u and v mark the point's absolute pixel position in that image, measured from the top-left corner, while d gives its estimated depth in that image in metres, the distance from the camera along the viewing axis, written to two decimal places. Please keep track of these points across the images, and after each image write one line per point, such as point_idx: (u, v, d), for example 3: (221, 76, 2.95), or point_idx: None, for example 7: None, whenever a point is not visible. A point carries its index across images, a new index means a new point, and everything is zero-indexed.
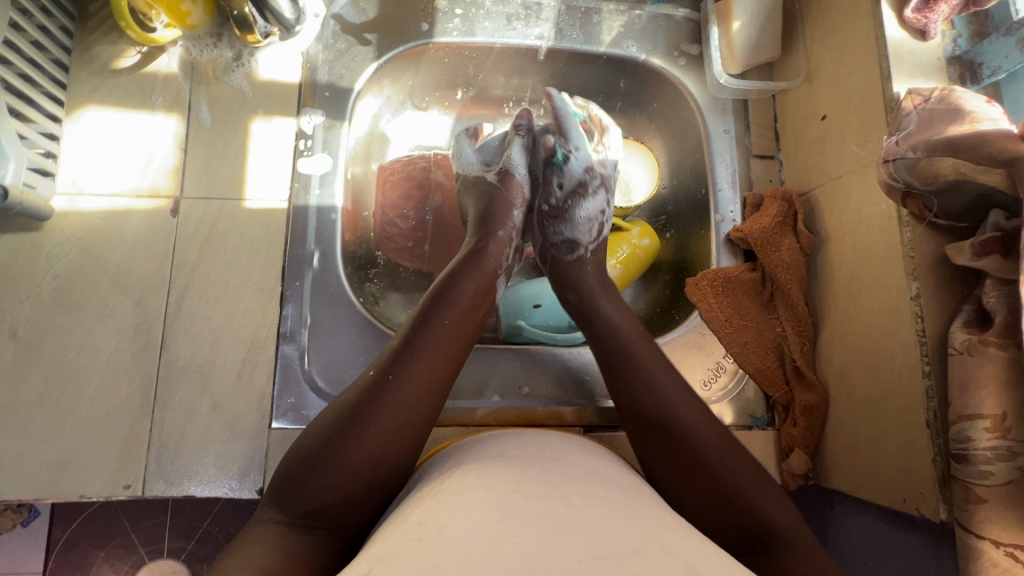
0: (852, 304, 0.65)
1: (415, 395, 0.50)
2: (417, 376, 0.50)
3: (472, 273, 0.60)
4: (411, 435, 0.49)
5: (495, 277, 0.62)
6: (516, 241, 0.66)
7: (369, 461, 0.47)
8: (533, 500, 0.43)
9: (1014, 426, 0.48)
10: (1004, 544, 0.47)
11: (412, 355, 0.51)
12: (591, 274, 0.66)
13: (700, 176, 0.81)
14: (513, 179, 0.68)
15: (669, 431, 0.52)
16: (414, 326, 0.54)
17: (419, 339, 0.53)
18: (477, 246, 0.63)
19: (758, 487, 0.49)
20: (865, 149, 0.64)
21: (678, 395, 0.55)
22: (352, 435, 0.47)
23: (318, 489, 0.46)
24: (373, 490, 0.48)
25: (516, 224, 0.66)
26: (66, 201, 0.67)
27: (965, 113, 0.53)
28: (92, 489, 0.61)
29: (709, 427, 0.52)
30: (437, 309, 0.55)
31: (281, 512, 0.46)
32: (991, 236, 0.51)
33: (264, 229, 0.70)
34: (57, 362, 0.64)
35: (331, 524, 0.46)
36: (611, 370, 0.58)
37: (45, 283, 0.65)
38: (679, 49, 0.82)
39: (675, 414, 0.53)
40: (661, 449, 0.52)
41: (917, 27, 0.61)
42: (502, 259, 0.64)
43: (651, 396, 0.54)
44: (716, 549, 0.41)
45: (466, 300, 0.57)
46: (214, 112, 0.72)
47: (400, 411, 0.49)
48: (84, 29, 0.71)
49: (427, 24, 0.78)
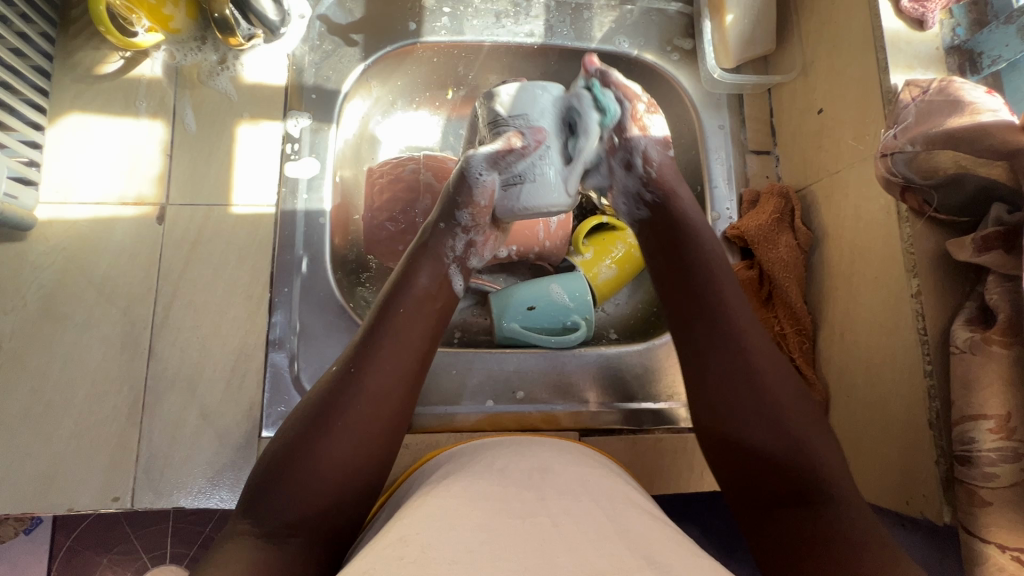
0: (852, 301, 0.64)
1: (380, 393, 0.49)
2: (379, 373, 0.49)
3: (429, 260, 0.57)
4: (383, 432, 0.49)
5: (450, 263, 0.59)
6: (472, 232, 0.60)
7: (341, 462, 0.46)
8: (519, 516, 0.42)
9: (1019, 427, 0.46)
10: (1011, 549, 0.46)
11: (373, 351, 0.50)
12: (680, 185, 0.61)
13: (696, 174, 0.79)
14: (469, 177, 0.58)
15: (738, 365, 0.51)
16: (373, 319, 0.52)
17: (377, 335, 0.51)
18: (428, 233, 0.59)
19: (825, 442, 0.48)
20: (862, 143, 0.62)
21: (746, 321, 0.53)
22: (319, 438, 0.46)
23: (290, 497, 0.45)
24: (350, 494, 0.47)
25: (476, 220, 0.60)
26: (50, 210, 0.66)
27: (964, 104, 0.52)
28: (80, 503, 0.60)
29: (776, 369, 0.51)
30: (393, 302, 0.53)
31: (253, 524, 0.44)
32: (993, 231, 0.50)
33: (251, 234, 0.69)
34: (43, 375, 0.63)
35: (308, 530, 0.45)
36: (689, 310, 0.55)
37: (30, 294, 0.64)
38: (672, 44, 0.80)
39: (760, 366, 0.51)
40: (727, 384, 0.51)
41: (914, 16, 0.60)
42: (455, 249, 0.59)
43: (738, 350, 0.52)
44: (707, 559, 0.40)
45: (423, 289, 0.55)
46: (200, 117, 0.70)
47: (366, 405, 0.48)
48: (67, 36, 0.70)
49: (415, 23, 0.77)
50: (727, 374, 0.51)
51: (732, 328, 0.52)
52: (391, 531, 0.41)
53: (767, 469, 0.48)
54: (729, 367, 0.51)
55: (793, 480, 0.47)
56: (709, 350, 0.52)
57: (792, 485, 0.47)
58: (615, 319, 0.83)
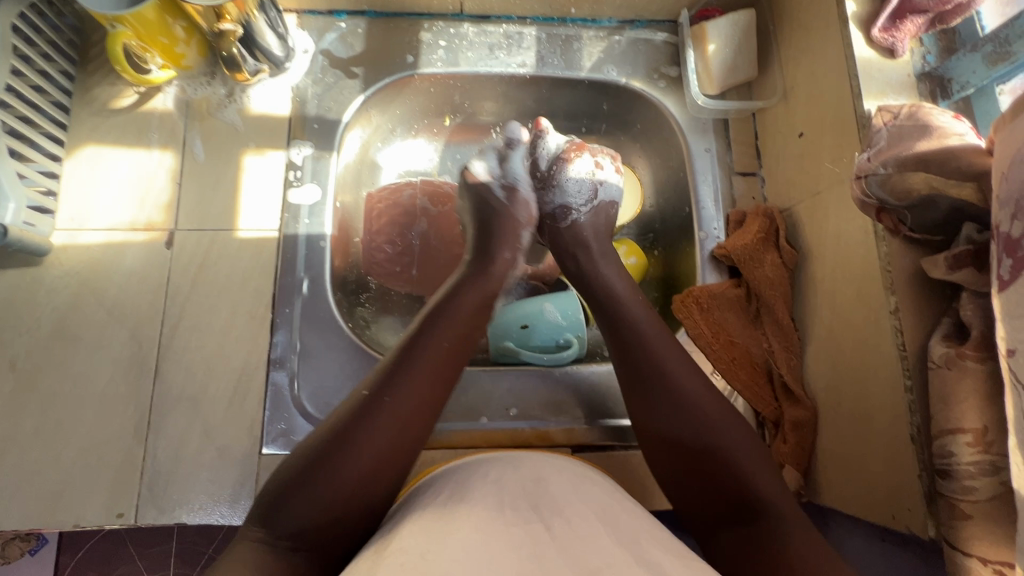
0: (835, 319, 0.65)
1: (411, 414, 0.52)
2: (411, 398, 0.52)
3: (473, 288, 0.61)
4: (406, 452, 0.51)
5: (496, 292, 0.63)
6: (519, 260, 0.67)
7: (358, 478, 0.48)
8: (508, 526, 0.44)
9: (996, 440, 0.47)
10: (992, 561, 0.47)
11: (405, 376, 0.52)
12: (599, 234, 0.70)
13: (684, 195, 0.82)
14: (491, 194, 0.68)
15: (675, 402, 0.55)
16: (405, 347, 0.55)
17: (411, 360, 0.54)
18: (478, 257, 0.65)
19: (761, 473, 0.51)
20: (840, 166, 0.65)
21: (678, 364, 0.58)
22: (343, 455, 0.48)
23: (306, 505, 0.47)
24: (364, 505, 0.49)
25: (524, 245, 0.68)
26: (65, 236, 0.69)
27: (934, 128, 0.53)
28: (86, 519, 0.62)
29: (710, 399, 0.55)
30: (431, 327, 0.56)
31: (265, 533, 0.46)
32: (963, 249, 0.51)
33: (255, 257, 0.72)
34: (54, 394, 0.65)
35: (315, 544, 0.46)
36: (624, 353, 0.60)
37: (44, 318, 0.67)
38: (658, 72, 0.83)
39: (692, 401, 0.55)
40: (664, 420, 0.55)
41: (886, 45, 0.63)
42: (507, 277, 0.65)
43: (664, 377, 0.57)
44: (688, 564, 0.42)
45: (463, 317, 0.58)
46: (208, 147, 0.74)
47: (394, 428, 0.50)
48: (85, 72, 0.75)
49: (412, 56, 0.81)
50: (664, 411, 0.56)
51: (663, 370, 0.57)
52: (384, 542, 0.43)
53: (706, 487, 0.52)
54: (659, 395, 0.56)
55: (732, 497, 0.50)
56: (645, 384, 0.57)
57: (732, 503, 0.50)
58: None
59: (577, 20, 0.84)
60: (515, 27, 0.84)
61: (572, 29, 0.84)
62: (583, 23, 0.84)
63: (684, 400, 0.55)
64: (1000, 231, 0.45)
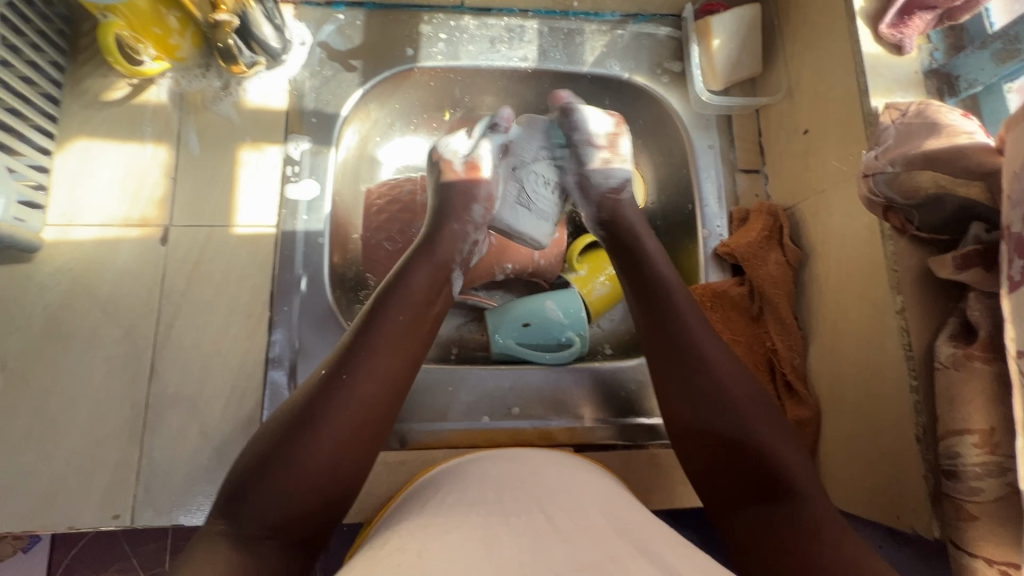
0: (840, 318, 0.65)
1: (370, 397, 0.51)
2: (368, 377, 0.51)
3: (425, 266, 0.61)
4: (370, 434, 0.50)
5: (449, 269, 0.63)
6: (474, 235, 0.67)
7: (319, 465, 0.47)
8: (515, 518, 0.43)
9: (1002, 441, 0.47)
10: (997, 563, 0.46)
11: (362, 355, 0.52)
12: (631, 210, 0.70)
13: (687, 192, 0.81)
14: (479, 171, 0.69)
15: (710, 382, 0.55)
16: (363, 325, 0.55)
17: (369, 338, 0.53)
18: (428, 241, 0.64)
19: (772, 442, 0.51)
20: (845, 164, 0.64)
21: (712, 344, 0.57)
22: (303, 443, 0.47)
23: (273, 494, 0.45)
24: (330, 494, 0.48)
25: (474, 218, 0.67)
26: (56, 232, 0.68)
27: (943, 126, 0.52)
28: (80, 520, 0.61)
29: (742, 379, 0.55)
30: (388, 302, 0.56)
31: (230, 525, 0.45)
32: (972, 249, 0.51)
33: (252, 254, 0.70)
34: (47, 394, 0.64)
35: (284, 534, 0.45)
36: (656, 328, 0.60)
37: (35, 316, 0.65)
38: (662, 67, 0.82)
39: (725, 381, 0.54)
40: (689, 399, 0.55)
41: (893, 42, 0.62)
42: (457, 249, 0.65)
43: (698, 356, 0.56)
44: (696, 558, 0.42)
45: (418, 293, 0.58)
46: (203, 141, 0.73)
47: (352, 409, 0.50)
48: (76, 63, 0.73)
49: (412, 49, 0.79)
50: (696, 393, 0.55)
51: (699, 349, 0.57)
52: (388, 541, 0.42)
53: (723, 462, 0.52)
54: (693, 381, 0.55)
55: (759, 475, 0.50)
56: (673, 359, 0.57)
57: (754, 478, 0.50)
58: (609, 335, 0.84)
59: (580, 14, 0.83)
60: (517, 20, 0.82)
61: (574, 23, 0.83)
62: (586, 17, 0.83)
63: (716, 376, 0.55)
64: (1011, 231, 0.44)
